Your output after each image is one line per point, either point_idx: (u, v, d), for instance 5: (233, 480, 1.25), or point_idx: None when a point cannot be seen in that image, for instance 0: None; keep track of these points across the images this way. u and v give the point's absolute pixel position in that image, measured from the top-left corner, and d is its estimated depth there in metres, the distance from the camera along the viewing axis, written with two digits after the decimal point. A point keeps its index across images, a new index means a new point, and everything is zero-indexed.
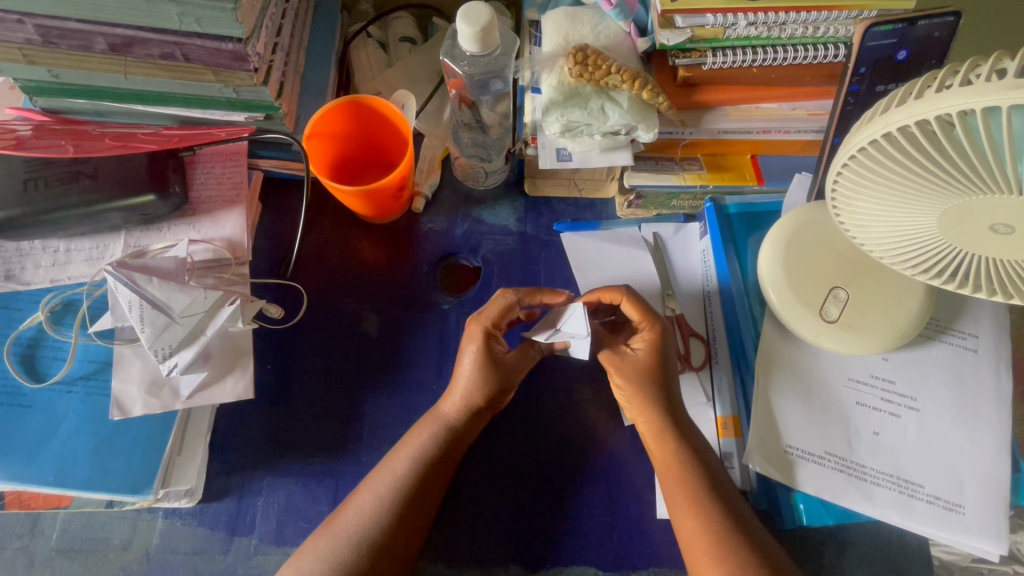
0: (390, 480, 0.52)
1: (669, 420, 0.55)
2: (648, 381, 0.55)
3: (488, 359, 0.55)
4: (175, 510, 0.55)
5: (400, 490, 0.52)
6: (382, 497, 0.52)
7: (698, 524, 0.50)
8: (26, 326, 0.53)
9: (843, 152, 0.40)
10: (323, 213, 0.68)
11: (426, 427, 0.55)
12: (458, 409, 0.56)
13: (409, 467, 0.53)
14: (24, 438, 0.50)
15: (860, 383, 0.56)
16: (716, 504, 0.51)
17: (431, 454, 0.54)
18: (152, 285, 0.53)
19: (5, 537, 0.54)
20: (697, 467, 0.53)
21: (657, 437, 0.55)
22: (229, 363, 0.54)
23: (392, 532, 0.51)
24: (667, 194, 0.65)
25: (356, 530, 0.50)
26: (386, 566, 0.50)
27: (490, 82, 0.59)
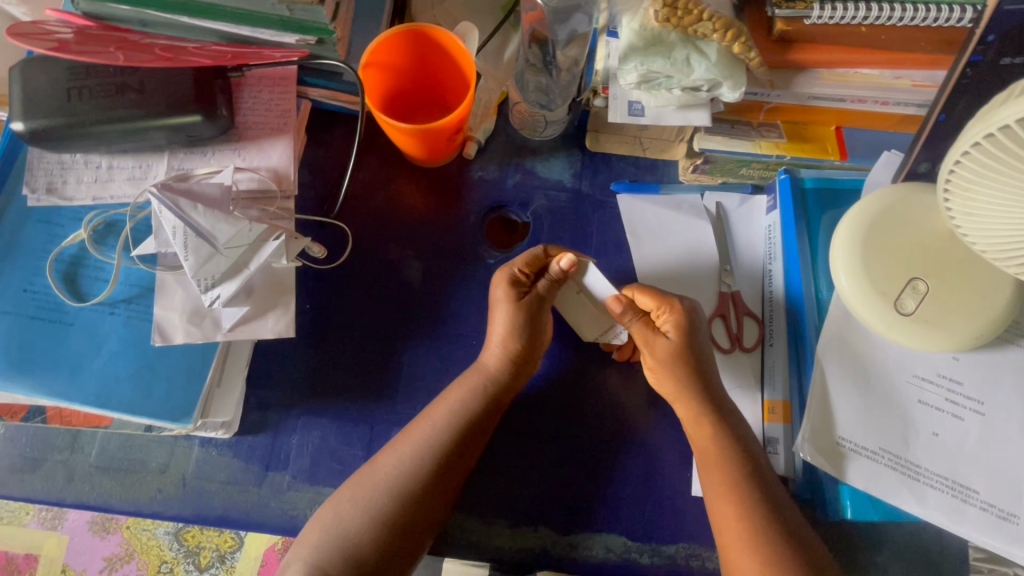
0: (432, 432, 0.52)
1: (705, 409, 0.53)
2: (678, 366, 0.54)
3: (517, 302, 0.56)
4: (211, 439, 0.55)
5: (440, 444, 0.52)
6: (422, 448, 0.51)
7: (729, 505, 0.50)
8: (69, 243, 0.52)
9: (980, 128, 0.35)
10: (370, 151, 0.65)
11: (470, 382, 0.55)
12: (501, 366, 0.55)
13: (450, 423, 0.53)
14: (66, 356, 0.49)
15: (924, 381, 0.53)
16: (754, 488, 0.50)
17: (474, 410, 0.53)
18: (197, 212, 0.51)
19: (46, 450, 0.54)
20: (737, 454, 0.51)
21: (693, 424, 0.54)
22: (271, 301, 0.53)
23: (429, 483, 0.50)
24: (738, 161, 0.60)
25: (395, 478, 0.50)
26: (421, 517, 0.50)
27: (573, 17, 0.53)
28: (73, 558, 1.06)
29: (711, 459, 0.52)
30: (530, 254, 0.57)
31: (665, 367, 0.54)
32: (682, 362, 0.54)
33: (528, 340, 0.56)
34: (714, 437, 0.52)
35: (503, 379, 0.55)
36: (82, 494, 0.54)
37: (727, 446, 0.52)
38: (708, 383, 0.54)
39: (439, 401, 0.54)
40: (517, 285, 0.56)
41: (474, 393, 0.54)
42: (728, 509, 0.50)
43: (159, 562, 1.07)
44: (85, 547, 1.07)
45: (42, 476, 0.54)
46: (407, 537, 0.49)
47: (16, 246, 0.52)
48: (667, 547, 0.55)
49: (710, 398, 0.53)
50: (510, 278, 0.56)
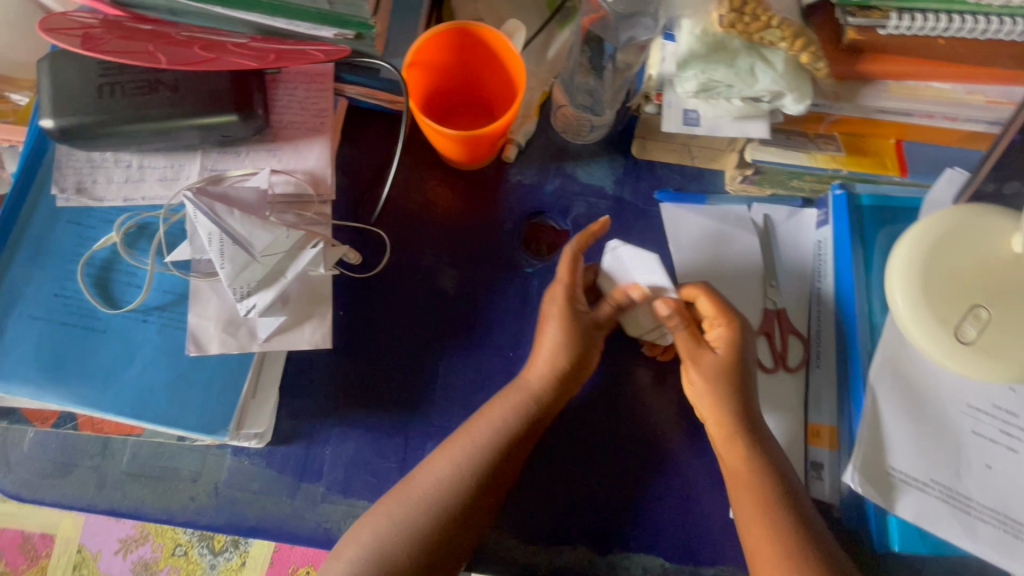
0: (472, 449, 0.51)
1: (740, 427, 0.52)
2: (726, 383, 0.53)
3: (573, 318, 0.54)
4: (244, 448, 0.54)
5: (480, 462, 0.50)
6: (464, 466, 0.50)
7: (764, 531, 0.48)
8: (99, 247, 0.50)
9: None
10: (405, 152, 0.63)
11: (508, 398, 0.53)
12: (546, 385, 0.53)
13: (489, 442, 0.51)
14: (99, 364, 0.48)
15: (978, 411, 0.52)
16: (790, 514, 0.48)
17: (517, 428, 0.52)
18: (233, 218, 0.48)
19: (77, 455, 0.53)
20: (771, 477, 0.50)
21: (726, 441, 0.52)
22: (308, 310, 0.51)
23: (468, 502, 0.49)
24: (790, 173, 0.58)
25: (434, 496, 0.49)
26: (461, 536, 0.49)
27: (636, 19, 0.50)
28: (89, 539, 1.07)
29: (744, 482, 0.50)
30: (569, 258, 0.56)
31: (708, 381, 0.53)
32: (728, 377, 0.53)
33: (581, 356, 0.54)
34: (749, 459, 0.50)
35: (548, 398, 0.53)
36: (112, 500, 0.53)
37: (761, 468, 0.50)
38: (747, 402, 0.53)
39: (480, 418, 0.53)
40: (571, 299, 0.55)
41: (516, 411, 0.52)
42: (763, 537, 0.47)
43: (174, 545, 1.07)
44: (101, 529, 1.08)
45: (72, 481, 0.53)
46: (447, 557, 0.48)
47: (45, 249, 0.50)
48: (706, 570, 0.54)
49: (744, 416, 0.52)
50: (566, 293, 0.55)
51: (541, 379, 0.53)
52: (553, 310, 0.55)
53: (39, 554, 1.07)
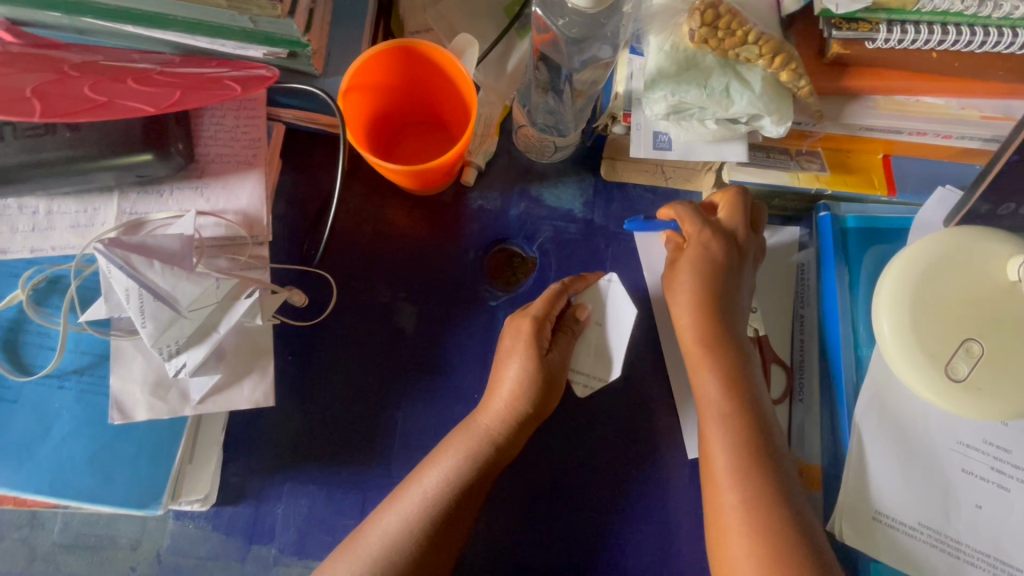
0: (418, 507, 0.47)
1: (720, 357, 0.49)
2: (704, 276, 0.50)
3: (536, 351, 0.50)
4: (187, 511, 0.50)
5: (427, 521, 0.46)
6: (405, 527, 0.46)
7: (735, 519, 0.44)
8: (5, 306, 0.44)
9: None
10: (355, 178, 0.57)
11: (461, 446, 0.49)
12: (492, 429, 0.49)
13: (444, 500, 0.47)
14: (11, 438, 0.43)
15: (968, 447, 0.49)
16: (776, 512, 0.44)
17: (463, 480, 0.48)
18: (154, 270, 0.43)
19: (3, 527, 0.49)
20: (765, 469, 0.45)
21: (703, 365, 0.49)
22: (247, 365, 0.47)
23: (425, 564, 0.46)
24: (770, 193, 0.54)
25: (383, 559, 0.45)
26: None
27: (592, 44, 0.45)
28: None
29: (728, 479, 0.45)
30: (550, 293, 0.52)
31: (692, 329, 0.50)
32: (707, 318, 0.50)
33: (539, 396, 0.50)
34: (739, 451, 0.46)
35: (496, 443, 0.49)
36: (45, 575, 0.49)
37: (751, 459, 0.45)
38: (741, 394, 0.48)
39: (421, 473, 0.49)
40: (541, 335, 0.50)
41: (471, 455, 0.49)
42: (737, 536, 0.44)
43: None
44: None
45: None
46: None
47: None
48: None
49: (748, 395, 0.48)
50: (533, 323, 0.50)
51: (490, 422, 0.50)
52: (512, 341, 0.51)
53: None
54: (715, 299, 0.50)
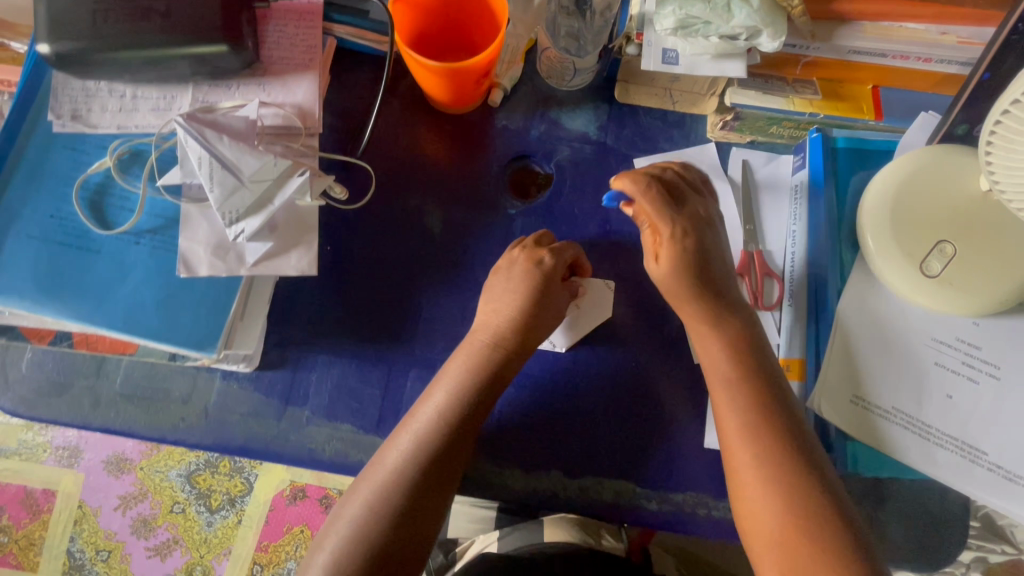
0: (431, 416, 0.52)
1: (716, 316, 0.53)
2: (679, 260, 0.53)
3: (546, 277, 0.55)
4: (233, 373, 0.57)
5: (440, 427, 0.51)
6: (421, 436, 0.51)
7: (756, 466, 0.48)
8: (94, 171, 0.52)
9: (995, 106, 0.38)
10: (393, 95, 0.64)
11: (466, 356, 0.54)
12: (494, 348, 0.54)
13: (452, 410, 0.52)
14: (93, 282, 0.50)
15: (942, 343, 0.53)
16: (794, 452, 0.47)
17: (469, 394, 0.52)
18: (223, 143, 0.50)
19: (72, 375, 0.56)
20: (777, 413, 0.49)
21: (702, 324, 0.53)
22: (295, 238, 0.53)
23: (450, 465, 0.50)
24: (767, 119, 0.59)
25: (410, 457, 0.50)
26: (434, 497, 0.49)
27: None
28: (89, 495, 1.14)
29: (745, 429, 0.49)
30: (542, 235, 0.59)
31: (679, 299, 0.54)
32: (689, 290, 0.53)
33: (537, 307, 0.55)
34: (752, 402, 0.49)
35: (498, 357, 0.54)
36: (107, 419, 0.55)
37: (763, 408, 0.49)
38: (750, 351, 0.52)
39: (429, 394, 0.53)
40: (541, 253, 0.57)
41: (477, 366, 0.53)
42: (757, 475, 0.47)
43: (171, 503, 1.14)
44: (100, 485, 1.14)
45: (69, 400, 0.55)
46: (429, 511, 0.49)
47: (42, 170, 0.52)
48: (675, 496, 0.56)
49: (752, 348, 0.52)
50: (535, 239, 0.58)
51: (490, 339, 0.54)
52: (528, 266, 0.56)
53: (41, 508, 1.14)
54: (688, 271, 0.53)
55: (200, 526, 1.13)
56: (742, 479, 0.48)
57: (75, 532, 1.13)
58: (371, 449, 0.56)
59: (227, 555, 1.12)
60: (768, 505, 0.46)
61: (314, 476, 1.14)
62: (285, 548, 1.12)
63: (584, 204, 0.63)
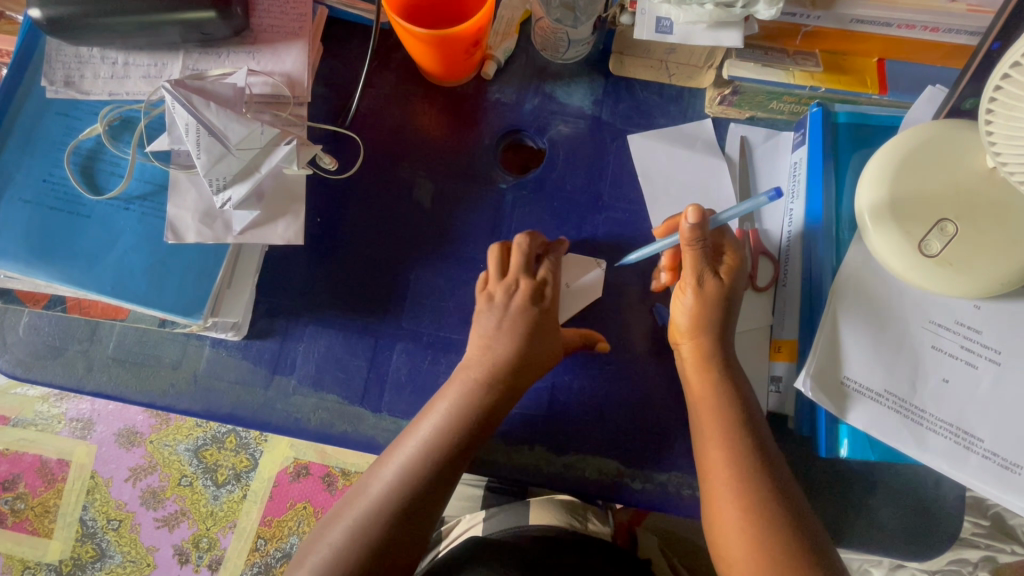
0: (398, 471, 0.50)
1: (718, 351, 0.51)
2: (721, 302, 0.51)
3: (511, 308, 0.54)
4: (222, 341, 0.57)
5: (409, 484, 0.49)
6: (387, 487, 0.49)
7: (733, 523, 0.47)
8: (86, 137, 0.52)
9: (995, 70, 0.37)
10: (386, 67, 0.63)
11: (445, 397, 0.52)
12: (470, 403, 0.51)
13: (425, 466, 0.50)
14: (83, 246, 0.51)
15: (940, 326, 0.51)
16: (775, 507, 0.46)
17: (440, 451, 0.50)
18: (209, 110, 0.50)
19: (66, 339, 0.57)
20: (754, 472, 0.47)
21: (697, 364, 0.51)
22: (282, 207, 0.53)
23: (433, 489, 0.50)
24: (768, 93, 0.57)
25: (396, 482, 0.49)
26: (405, 548, 0.48)
27: None
28: (101, 466, 1.17)
29: (721, 495, 0.48)
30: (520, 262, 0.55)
31: (691, 337, 0.52)
32: (700, 327, 0.51)
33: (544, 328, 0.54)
34: (725, 458, 0.48)
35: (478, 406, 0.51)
36: (99, 383, 0.56)
37: (735, 469, 0.48)
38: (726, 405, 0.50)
39: (404, 442, 0.52)
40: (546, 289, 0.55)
41: (456, 413, 0.51)
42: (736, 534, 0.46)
43: (179, 476, 1.16)
44: (112, 456, 1.17)
45: (63, 363, 0.57)
46: (405, 536, 0.48)
47: (36, 136, 0.53)
48: (659, 475, 0.55)
49: (744, 401, 0.50)
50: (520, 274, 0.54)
51: (462, 392, 0.52)
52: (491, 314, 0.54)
53: (56, 477, 1.17)
54: (715, 316, 0.51)
55: (206, 500, 1.15)
56: (722, 528, 0.47)
57: (87, 502, 1.16)
58: (356, 420, 0.56)
59: (232, 528, 1.14)
60: (745, 555, 0.46)
61: (318, 454, 1.16)
62: (288, 523, 1.14)
63: (577, 179, 0.62)
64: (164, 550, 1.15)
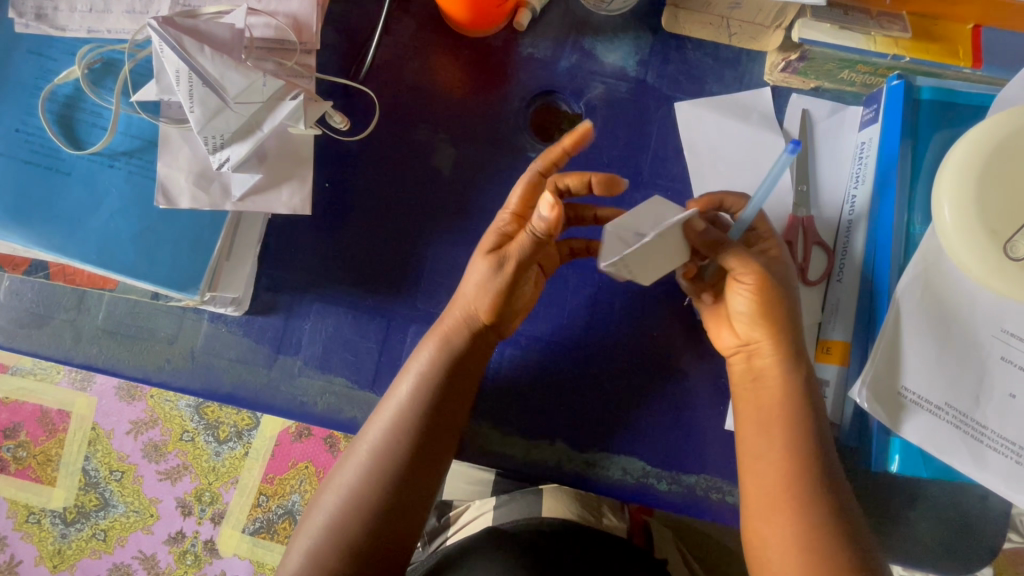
0: (378, 438, 0.47)
1: (791, 356, 0.46)
2: (787, 296, 0.46)
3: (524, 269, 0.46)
4: (221, 315, 0.53)
5: (391, 448, 0.47)
6: (371, 455, 0.47)
7: (775, 546, 0.45)
8: (62, 81, 0.46)
9: None
10: (404, 12, 0.56)
11: (420, 352, 0.49)
12: (438, 368, 0.47)
13: (404, 428, 0.47)
14: (64, 208, 0.45)
15: (1013, 337, 0.47)
16: (819, 526, 0.44)
17: (419, 411, 0.47)
18: (203, 55, 0.43)
19: (52, 307, 0.52)
20: (802, 498, 0.45)
21: (773, 370, 0.47)
22: (288, 170, 0.48)
23: (414, 462, 0.47)
24: (840, 61, 0.50)
25: (372, 452, 0.47)
26: (399, 528, 0.46)
27: None
28: (102, 419, 1.15)
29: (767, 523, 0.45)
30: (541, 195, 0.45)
31: (766, 338, 0.46)
32: (767, 317, 0.45)
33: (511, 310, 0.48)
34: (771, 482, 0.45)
35: (445, 361, 0.48)
36: (89, 355, 0.52)
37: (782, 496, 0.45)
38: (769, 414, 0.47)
39: (376, 411, 0.48)
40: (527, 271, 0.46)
41: (436, 369, 0.47)
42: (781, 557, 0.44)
43: (180, 431, 1.15)
44: (113, 409, 1.15)
45: (48, 333, 0.52)
46: (397, 518, 0.46)
47: (5, 77, 0.46)
48: (688, 478, 0.52)
49: (797, 412, 0.46)
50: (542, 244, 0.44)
51: (437, 345, 0.48)
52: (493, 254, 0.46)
53: (56, 427, 1.15)
54: (780, 313, 0.45)
55: (208, 456, 1.14)
56: (766, 544, 0.45)
57: (89, 452, 1.15)
58: (365, 405, 0.52)
59: (234, 484, 1.14)
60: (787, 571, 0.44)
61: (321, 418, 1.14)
62: (290, 481, 1.13)
63: (615, 150, 0.55)
64: (166, 502, 1.14)
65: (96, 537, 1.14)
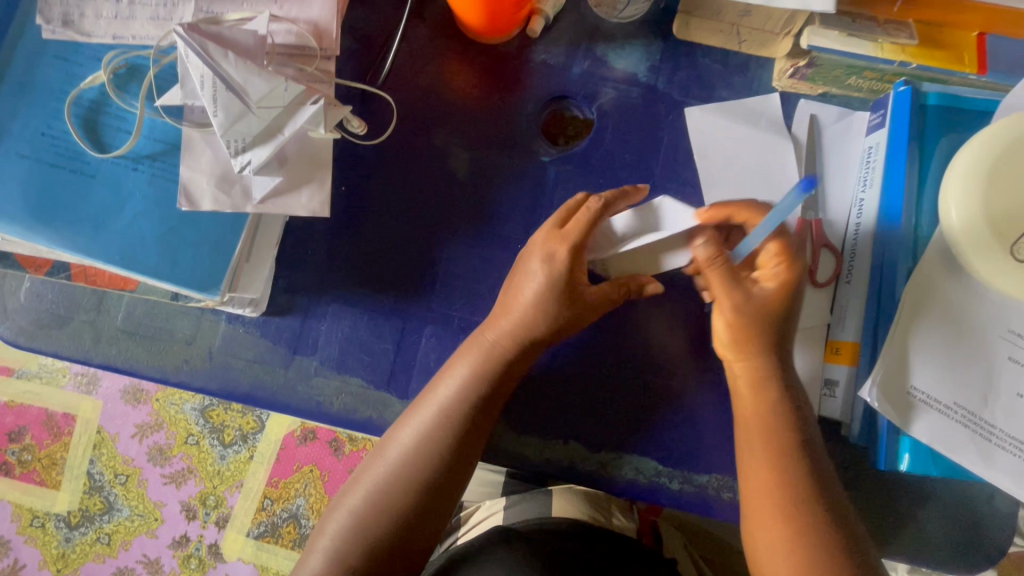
0: (412, 442, 0.47)
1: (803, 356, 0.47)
2: (768, 326, 0.47)
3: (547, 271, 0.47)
4: (238, 316, 0.53)
5: (426, 452, 0.47)
6: (404, 459, 0.47)
7: (776, 549, 0.45)
8: (88, 85, 0.47)
9: None
10: (419, 19, 0.57)
11: (462, 359, 0.49)
12: (483, 378, 0.48)
13: (443, 435, 0.47)
14: (88, 210, 0.46)
15: (1021, 338, 0.47)
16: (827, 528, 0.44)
17: (457, 422, 0.47)
18: (228, 61, 0.44)
19: (72, 308, 0.53)
20: (812, 496, 0.45)
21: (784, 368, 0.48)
22: (307, 174, 0.48)
23: (450, 467, 0.47)
24: (848, 67, 0.51)
25: (405, 455, 0.47)
26: (425, 529, 0.47)
27: None
28: (108, 422, 1.15)
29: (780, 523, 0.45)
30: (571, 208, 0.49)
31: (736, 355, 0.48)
32: (744, 341, 0.47)
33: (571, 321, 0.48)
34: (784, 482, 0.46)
35: (493, 372, 0.48)
36: (108, 356, 0.53)
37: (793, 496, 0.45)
38: (781, 411, 0.47)
39: (412, 415, 0.48)
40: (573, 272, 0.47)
41: (477, 378, 0.48)
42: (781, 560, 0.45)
43: (186, 434, 1.15)
44: (119, 412, 1.16)
45: (68, 334, 0.53)
46: (425, 519, 0.47)
47: (31, 82, 0.47)
48: (699, 477, 0.53)
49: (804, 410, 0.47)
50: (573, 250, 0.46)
51: (479, 360, 0.48)
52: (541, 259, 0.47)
53: (62, 430, 1.15)
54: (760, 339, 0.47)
55: (214, 459, 1.14)
56: (763, 548, 0.46)
57: (95, 456, 1.15)
58: (381, 405, 0.53)
59: (240, 488, 1.14)
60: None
61: None
62: (295, 485, 1.13)
63: (627, 155, 0.56)
64: (172, 505, 1.14)
65: (101, 540, 1.14)
